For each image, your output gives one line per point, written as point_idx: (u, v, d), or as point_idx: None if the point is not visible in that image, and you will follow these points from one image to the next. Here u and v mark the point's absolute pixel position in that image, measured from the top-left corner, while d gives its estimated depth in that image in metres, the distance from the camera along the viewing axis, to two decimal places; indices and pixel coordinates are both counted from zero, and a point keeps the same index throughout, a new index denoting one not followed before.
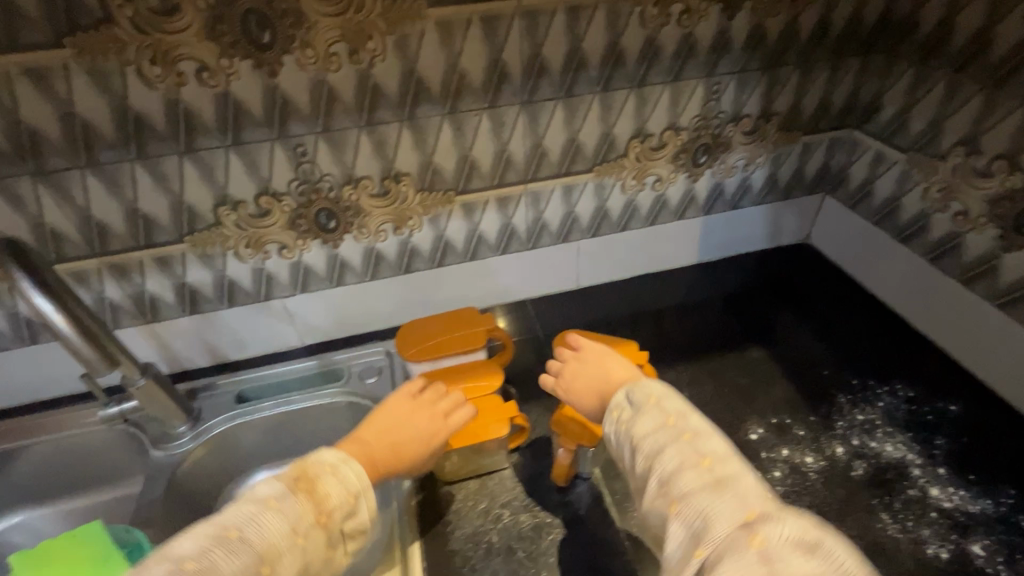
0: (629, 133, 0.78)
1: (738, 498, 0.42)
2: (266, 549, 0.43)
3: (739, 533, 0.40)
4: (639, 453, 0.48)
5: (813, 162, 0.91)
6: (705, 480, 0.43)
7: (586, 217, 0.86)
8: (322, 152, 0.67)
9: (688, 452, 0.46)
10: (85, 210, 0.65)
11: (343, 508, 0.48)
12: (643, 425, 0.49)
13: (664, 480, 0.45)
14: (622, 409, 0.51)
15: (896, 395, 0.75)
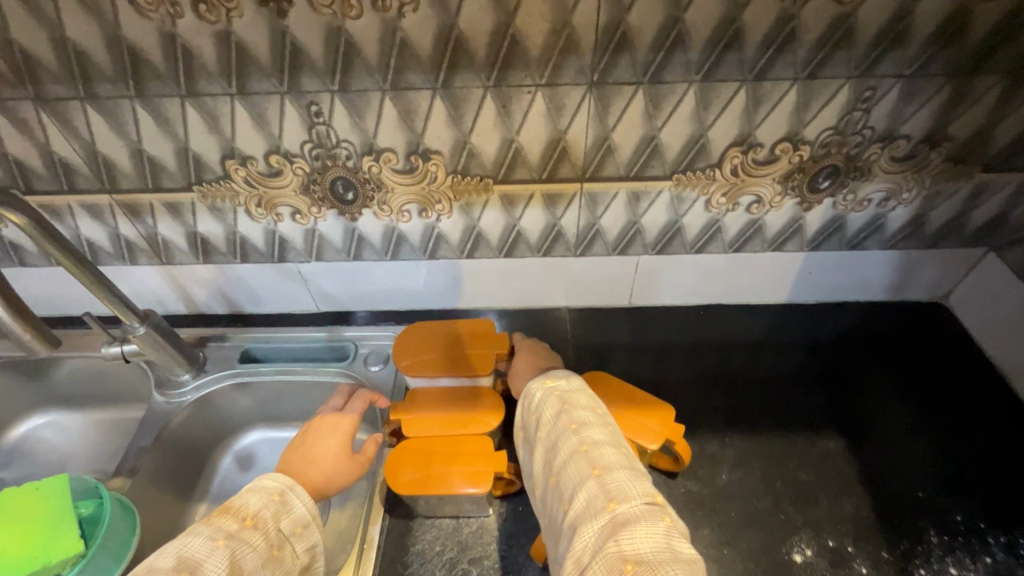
0: (730, 139, 0.59)
1: (616, 461, 0.44)
2: (181, 564, 0.39)
3: (597, 483, 0.42)
4: (553, 408, 0.51)
5: (985, 209, 0.67)
6: (602, 444, 0.46)
7: (652, 232, 0.69)
8: (339, 114, 0.56)
9: (595, 430, 0.47)
10: (91, 144, 0.59)
11: (269, 507, 0.46)
12: (577, 397, 0.52)
13: (562, 441, 0.47)
14: (558, 377, 0.55)
15: (1015, 552, 0.55)
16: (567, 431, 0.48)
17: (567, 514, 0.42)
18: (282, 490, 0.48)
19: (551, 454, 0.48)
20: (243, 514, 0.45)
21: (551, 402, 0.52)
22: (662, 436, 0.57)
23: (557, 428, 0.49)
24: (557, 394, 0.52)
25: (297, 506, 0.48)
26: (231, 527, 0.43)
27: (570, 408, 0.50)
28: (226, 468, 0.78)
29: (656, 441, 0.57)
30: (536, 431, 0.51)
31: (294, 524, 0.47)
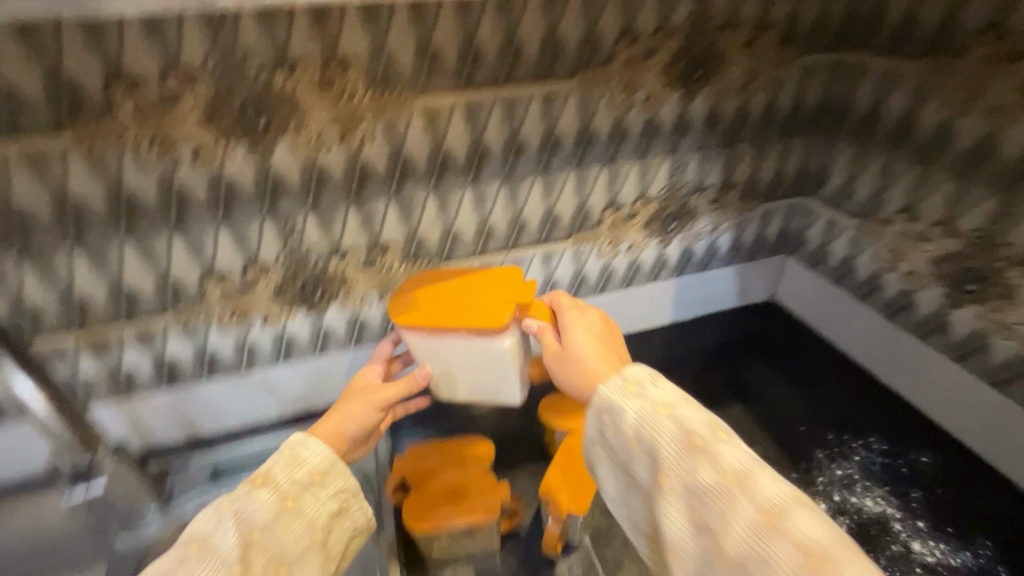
0: (603, 204, 0.83)
1: (778, 496, 0.45)
2: (198, 534, 0.47)
3: (778, 535, 0.43)
4: (670, 438, 0.50)
5: (773, 227, 0.98)
6: (755, 480, 0.46)
7: (565, 281, 0.89)
8: (310, 226, 0.70)
9: (733, 461, 0.48)
10: (67, 287, 0.64)
11: (275, 466, 0.53)
12: (689, 418, 0.51)
13: (711, 482, 0.47)
14: (645, 386, 0.54)
15: (870, 448, 0.78)
16: (722, 480, 0.47)
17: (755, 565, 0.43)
18: (292, 446, 0.55)
19: (696, 493, 0.48)
20: (252, 480, 0.51)
21: (671, 433, 0.51)
22: None
23: (701, 471, 0.48)
24: (677, 424, 0.51)
25: (295, 466, 0.53)
26: (242, 491, 0.50)
27: (701, 444, 0.49)
28: None
29: None
30: (662, 466, 0.50)
31: (312, 473, 0.53)
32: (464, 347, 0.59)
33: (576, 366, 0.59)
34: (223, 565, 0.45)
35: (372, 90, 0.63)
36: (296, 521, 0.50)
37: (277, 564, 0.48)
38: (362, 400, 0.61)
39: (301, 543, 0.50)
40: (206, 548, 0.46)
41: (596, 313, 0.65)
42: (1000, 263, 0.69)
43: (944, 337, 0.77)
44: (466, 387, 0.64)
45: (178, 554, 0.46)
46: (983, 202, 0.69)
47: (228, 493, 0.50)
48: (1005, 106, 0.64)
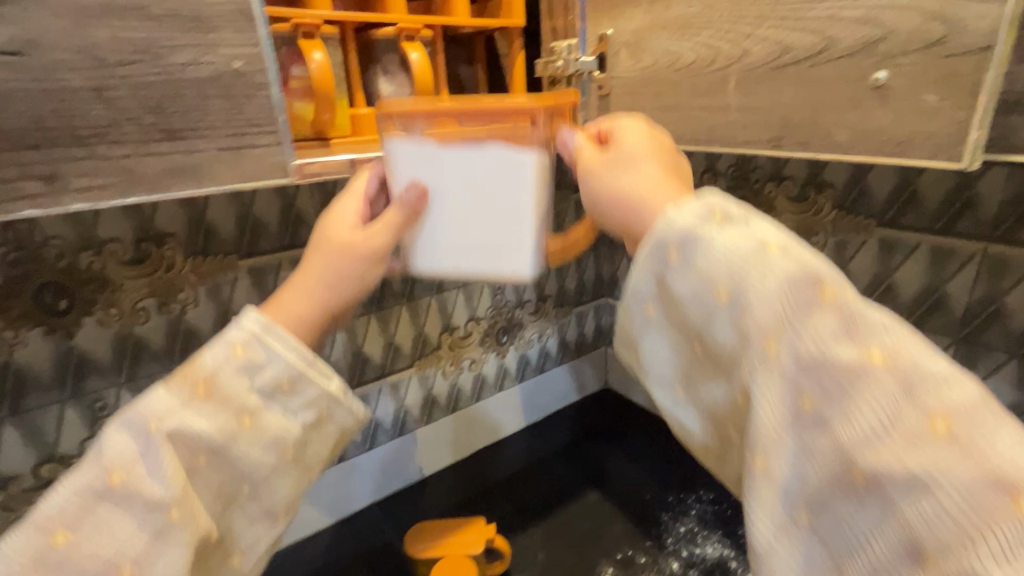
0: (439, 329, 0.91)
1: (957, 393, 0.31)
2: (116, 462, 0.40)
3: (956, 448, 0.29)
4: (779, 280, 0.33)
5: (589, 324, 1.15)
6: (913, 362, 0.31)
7: (416, 407, 0.92)
8: (125, 402, 0.65)
9: (885, 338, 0.32)
10: None
11: (225, 362, 0.43)
12: (792, 272, 0.34)
13: (856, 364, 0.32)
14: (729, 209, 0.36)
15: (702, 499, 0.89)
16: (865, 361, 0.32)
17: (962, 487, 0.28)
18: (247, 340, 0.44)
19: (828, 374, 0.32)
20: (183, 386, 0.42)
21: (794, 280, 0.33)
22: (484, 537, 0.78)
23: (841, 353, 0.32)
24: (800, 264, 0.34)
25: (229, 386, 0.43)
26: (183, 395, 0.42)
27: (842, 315, 0.33)
28: None
29: (481, 542, 0.77)
30: (755, 321, 0.33)
31: (245, 402, 0.43)
32: (466, 159, 0.42)
33: (633, 177, 0.42)
34: (156, 511, 0.39)
35: (192, 258, 0.65)
36: (250, 446, 0.43)
37: (233, 485, 0.44)
38: (341, 245, 0.47)
39: (268, 465, 0.44)
40: (125, 486, 0.39)
41: (675, 146, 0.46)
42: None
43: None
44: (466, 257, 0.45)
45: (88, 493, 0.39)
46: None
47: (135, 403, 0.41)
48: None
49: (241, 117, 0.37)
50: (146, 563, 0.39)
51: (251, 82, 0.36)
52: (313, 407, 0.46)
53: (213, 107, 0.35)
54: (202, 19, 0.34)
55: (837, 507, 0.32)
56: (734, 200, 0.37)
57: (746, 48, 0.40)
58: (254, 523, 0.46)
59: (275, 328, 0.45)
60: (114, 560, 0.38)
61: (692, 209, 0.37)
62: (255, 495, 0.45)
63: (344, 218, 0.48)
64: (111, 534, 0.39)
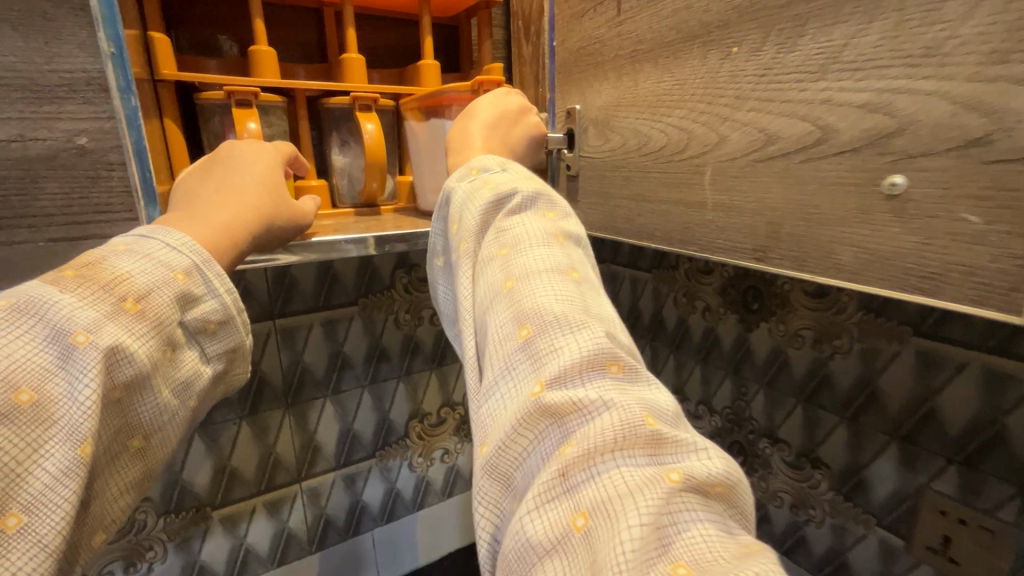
0: (406, 416, 0.81)
1: (578, 340, 0.31)
2: (11, 369, 0.27)
3: (538, 364, 0.31)
4: (485, 216, 0.40)
5: None
6: (545, 299, 0.34)
7: (375, 504, 0.81)
8: None
9: (527, 257, 0.37)
10: None
11: (151, 277, 0.33)
12: (532, 235, 0.38)
13: (526, 317, 0.33)
14: (489, 172, 0.43)
15: None
16: (495, 254, 0.38)
17: (578, 420, 0.29)
18: (186, 269, 0.34)
19: (515, 310, 0.34)
20: (97, 285, 0.31)
21: (537, 244, 0.37)
22: None
23: (538, 298, 0.34)
24: (512, 188, 0.41)
25: (136, 262, 0.33)
26: (102, 300, 0.31)
27: (513, 250, 0.37)
28: None
29: None
30: (485, 262, 0.37)
31: (161, 269, 0.33)
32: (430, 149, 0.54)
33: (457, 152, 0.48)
34: (67, 438, 0.28)
35: None
36: (162, 386, 0.33)
37: (124, 434, 0.32)
38: (263, 182, 0.42)
39: (174, 410, 0.34)
40: (33, 411, 0.27)
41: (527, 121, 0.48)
42: (752, 435, 0.76)
43: None
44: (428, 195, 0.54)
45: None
46: (723, 380, 0.79)
47: (29, 288, 0.30)
48: (713, 307, 0.79)
49: (81, 202, 0.32)
50: (36, 513, 0.26)
51: (100, 160, 0.32)
52: (227, 320, 0.37)
53: (45, 190, 0.31)
54: (34, 88, 0.30)
55: (493, 395, 0.32)
56: (535, 177, 0.44)
57: (723, 134, 0.32)
58: (127, 493, 0.33)
59: (215, 264, 0.36)
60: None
61: (503, 178, 0.42)
62: (144, 451, 0.34)
63: (245, 156, 0.43)
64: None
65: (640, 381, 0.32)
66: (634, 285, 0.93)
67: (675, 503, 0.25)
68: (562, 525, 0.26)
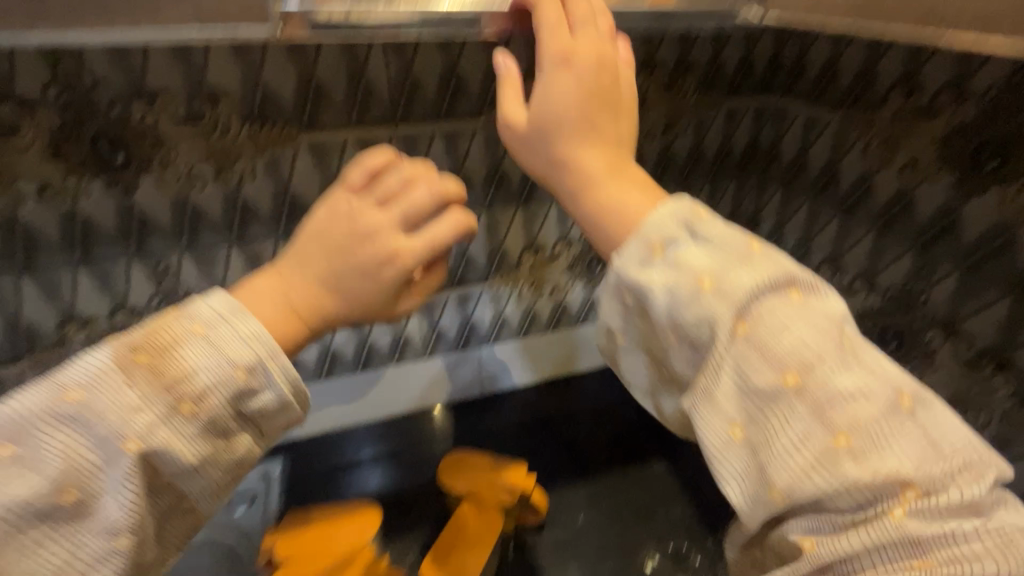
0: (521, 246, 0.78)
1: (836, 378, 0.39)
2: (75, 451, 0.39)
3: (818, 412, 0.38)
4: (702, 293, 0.40)
5: None
6: (796, 337, 0.39)
7: (484, 325, 0.83)
8: (187, 268, 0.64)
9: (737, 275, 0.40)
10: None
11: (211, 375, 0.41)
12: (741, 282, 0.40)
13: (785, 365, 0.39)
14: (676, 238, 0.42)
15: None
16: (696, 287, 0.40)
17: (856, 504, 0.37)
18: (252, 364, 0.42)
19: (770, 361, 0.39)
20: (161, 381, 0.40)
21: (762, 280, 0.40)
22: (518, 484, 0.67)
23: (790, 339, 0.39)
24: (736, 295, 0.40)
25: (208, 355, 0.41)
26: (165, 388, 0.40)
27: (755, 323, 0.40)
28: None
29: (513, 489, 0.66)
30: (696, 299, 0.40)
31: (236, 353, 0.42)
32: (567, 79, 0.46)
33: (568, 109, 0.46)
34: (109, 484, 0.39)
35: (249, 125, 0.57)
36: (213, 469, 0.42)
37: (181, 499, 0.43)
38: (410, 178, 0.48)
39: (220, 482, 0.43)
40: (76, 506, 0.38)
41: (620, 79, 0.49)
42: (920, 322, 0.68)
43: None
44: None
45: (50, 476, 0.38)
46: (903, 254, 0.67)
47: (102, 372, 0.40)
48: (921, 162, 0.63)
49: None
50: (96, 526, 0.39)
51: None
52: (287, 405, 0.44)
53: None
54: None
55: (774, 442, 0.38)
56: (706, 209, 0.44)
57: None
58: (185, 534, 0.44)
59: (281, 357, 0.43)
60: (90, 548, 0.39)
61: (700, 254, 0.41)
62: (194, 510, 0.43)
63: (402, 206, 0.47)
64: (81, 516, 0.39)
65: (864, 348, 0.41)
66: (808, 127, 0.74)
67: (942, 477, 0.37)
68: (884, 524, 0.36)
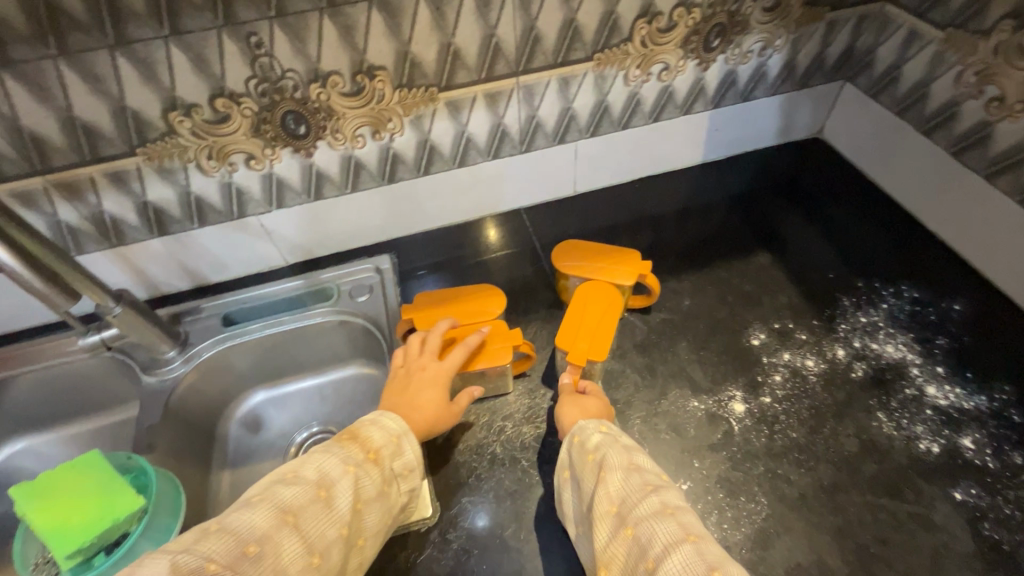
0: (635, 12, 0.68)
1: (675, 498, 0.46)
2: (320, 480, 0.46)
3: (661, 519, 0.44)
4: (619, 450, 0.51)
5: (837, 43, 0.82)
6: (657, 477, 0.48)
7: (584, 114, 0.77)
8: (280, 42, 0.58)
9: (644, 460, 0.50)
10: (67, 111, 0.57)
11: (388, 446, 0.52)
12: (644, 458, 0.51)
13: (650, 481, 0.47)
14: (613, 431, 0.54)
15: (901, 296, 0.74)
16: (632, 455, 0.50)
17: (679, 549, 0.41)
18: (401, 433, 0.53)
19: (643, 476, 0.48)
20: (358, 442, 0.51)
21: (656, 475, 0.49)
22: (635, 273, 0.68)
23: (654, 475, 0.49)
24: (628, 466, 0.49)
25: (376, 428, 0.53)
26: (359, 456, 0.50)
27: (644, 470, 0.49)
28: (237, 432, 0.79)
29: (631, 276, 0.68)
30: (616, 458, 0.50)
31: (403, 466, 0.52)
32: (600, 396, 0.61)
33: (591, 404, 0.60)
34: (336, 526, 0.45)
35: None
36: (376, 516, 0.49)
37: (359, 549, 0.48)
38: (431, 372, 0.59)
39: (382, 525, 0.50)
40: (322, 507, 0.45)
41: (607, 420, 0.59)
42: None
43: (1015, 177, 0.69)
44: None
45: (313, 479, 0.46)
46: None
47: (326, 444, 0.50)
48: None
49: None
50: (326, 524, 0.44)
51: None
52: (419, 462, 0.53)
53: None
54: None
55: (633, 513, 0.45)
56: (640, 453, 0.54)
57: None
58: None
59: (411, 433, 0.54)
60: (326, 538, 0.44)
61: (637, 449, 0.53)
62: (367, 550, 0.48)
63: (459, 406, 0.59)
64: (327, 532, 0.44)
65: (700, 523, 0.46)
66: None
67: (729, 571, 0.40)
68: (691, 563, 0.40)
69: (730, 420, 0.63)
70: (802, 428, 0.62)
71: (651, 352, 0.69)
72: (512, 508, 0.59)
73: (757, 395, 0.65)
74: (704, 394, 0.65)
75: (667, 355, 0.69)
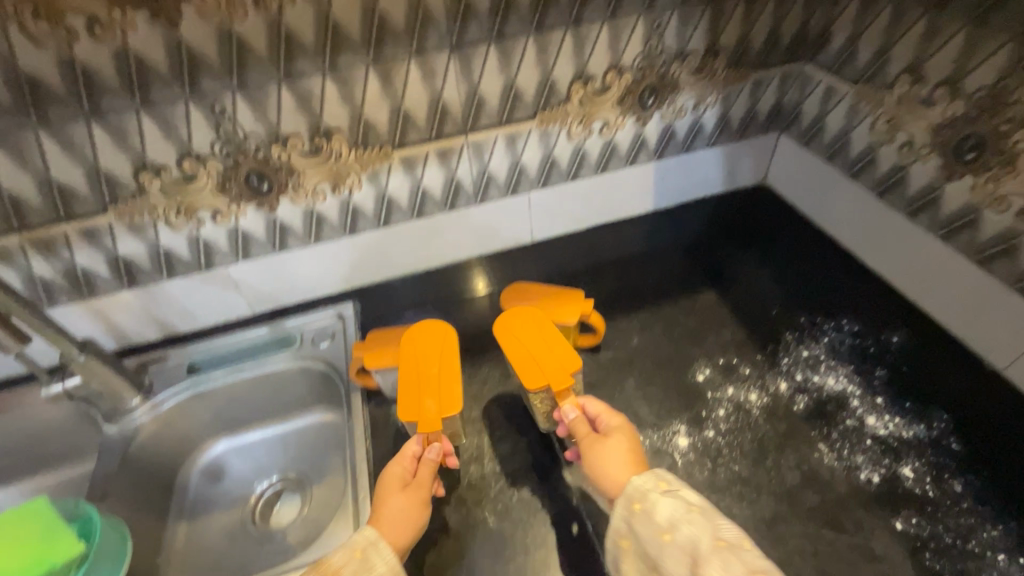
0: (570, 75, 0.75)
1: None
2: None
3: None
4: (702, 529, 0.47)
5: (765, 100, 0.89)
6: (755, 556, 0.45)
7: (532, 168, 0.83)
8: (241, 109, 0.64)
9: (727, 527, 0.47)
10: (46, 174, 0.62)
11: (349, 563, 0.50)
12: (727, 524, 0.48)
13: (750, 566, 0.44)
14: (678, 488, 0.51)
15: (841, 330, 0.76)
16: (716, 532, 0.47)
17: None
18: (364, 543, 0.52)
19: (742, 562, 0.44)
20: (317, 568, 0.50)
21: (749, 547, 0.46)
22: (579, 313, 0.71)
23: (749, 553, 0.45)
24: (718, 545, 0.46)
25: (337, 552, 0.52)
26: None
27: (734, 545, 0.46)
28: (197, 482, 0.79)
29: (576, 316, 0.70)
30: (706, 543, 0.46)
31: None
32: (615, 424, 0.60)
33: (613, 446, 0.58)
34: None
35: None
36: None
37: None
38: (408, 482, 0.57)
39: None
40: None
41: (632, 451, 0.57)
42: (1006, 125, 0.62)
43: (933, 214, 0.73)
44: None
45: None
46: (997, 48, 0.61)
47: None
48: None
49: None
50: None
51: None
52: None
53: None
54: None
55: None
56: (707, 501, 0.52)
57: None
58: None
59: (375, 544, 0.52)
60: None
61: (714, 512, 0.50)
62: None
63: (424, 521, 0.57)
64: None
65: None
66: None
67: None
68: None
69: (674, 454, 0.64)
70: (744, 460, 0.63)
71: (599, 389, 0.71)
72: (455, 547, 0.59)
73: (701, 428, 0.66)
74: (649, 428, 0.66)
75: (614, 391, 0.71)
